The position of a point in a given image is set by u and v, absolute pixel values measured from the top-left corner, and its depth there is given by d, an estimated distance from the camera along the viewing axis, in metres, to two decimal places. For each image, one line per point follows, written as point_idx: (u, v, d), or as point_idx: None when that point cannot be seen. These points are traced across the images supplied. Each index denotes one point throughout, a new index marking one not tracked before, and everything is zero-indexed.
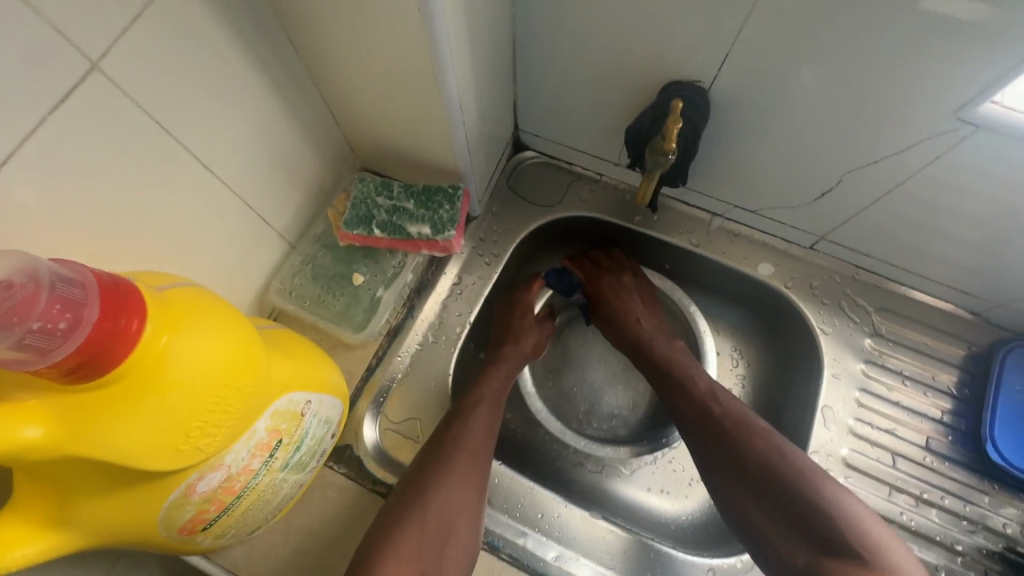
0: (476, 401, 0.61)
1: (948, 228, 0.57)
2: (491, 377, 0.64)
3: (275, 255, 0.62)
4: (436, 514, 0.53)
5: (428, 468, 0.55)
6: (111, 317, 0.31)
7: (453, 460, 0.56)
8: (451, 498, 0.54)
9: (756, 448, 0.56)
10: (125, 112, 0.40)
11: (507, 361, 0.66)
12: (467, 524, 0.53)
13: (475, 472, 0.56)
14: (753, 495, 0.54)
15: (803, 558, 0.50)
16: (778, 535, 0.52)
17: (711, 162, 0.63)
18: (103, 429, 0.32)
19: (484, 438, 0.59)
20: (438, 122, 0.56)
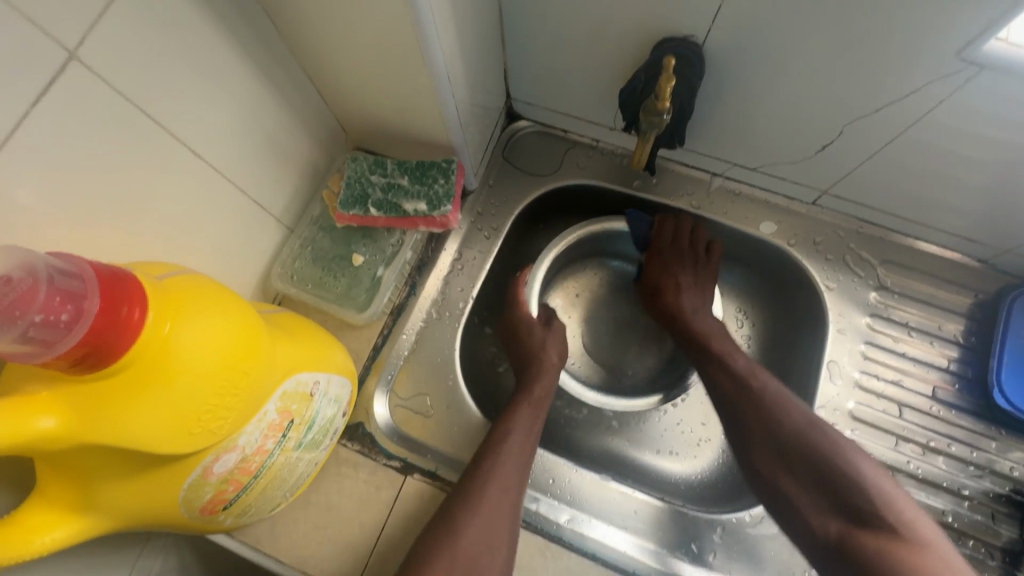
0: (509, 430, 0.60)
1: (954, 174, 0.56)
2: (522, 404, 0.63)
3: (274, 240, 0.62)
4: (468, 553, 0.51)
5: (460, 502, 0.54)
6: (112, 308, 0.31)
7: (485, 492, 0.55)
8: (481, 532, 0.52)
9: (793, 422, 0.56)
10: (109, 102, 0.40)
11: (538, 386, 0.65)
12: (498, 559, 0.52)
13: (509, 504, 0.55)
14: (807, 488, 0.53)
15: (834, 529, 0.50)
16: (811, 507, 0.52)
17: (709, 119, 0.62)
18: (116, 416, 0.33)
19: (518, 470, 0.57)
20: (427, 95, 0.55)
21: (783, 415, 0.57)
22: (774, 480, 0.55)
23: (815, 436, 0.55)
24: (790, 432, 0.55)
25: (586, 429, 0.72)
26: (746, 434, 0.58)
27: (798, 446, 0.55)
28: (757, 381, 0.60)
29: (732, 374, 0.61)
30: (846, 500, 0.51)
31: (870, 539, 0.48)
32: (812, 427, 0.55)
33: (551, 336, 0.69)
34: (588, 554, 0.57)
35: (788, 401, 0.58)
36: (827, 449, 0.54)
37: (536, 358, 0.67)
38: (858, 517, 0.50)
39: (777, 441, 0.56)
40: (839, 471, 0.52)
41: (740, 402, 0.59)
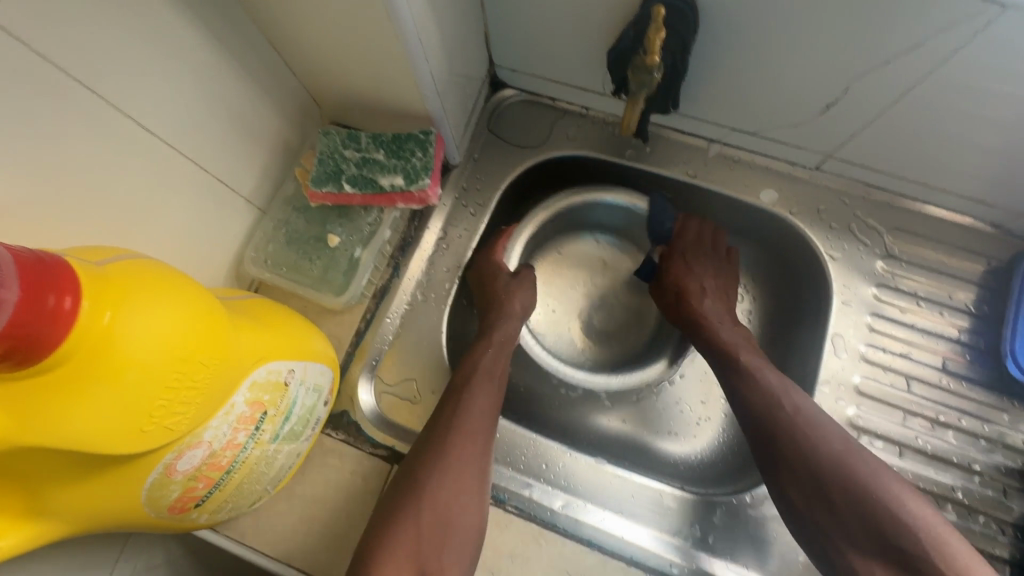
0: (469, 376, 0.57)
1: (972, 132, 0.52)
2: (482, 348, 0.61)
3: (245, 222, 0.58)
4: (435, 504, 0.50)
5: (423, 454, 0.52)
6: (36, 297, 0.28)
7: (448, 447, 0.52)
8: (449, 488, 0.51)
9: (829, 449, 0.50)
10: (40, 73, 0.35)
11: (498, 330, 0.62)
12: (469, 511, 0.51)
13: (475, 455, 0.53)
14: (847, 526, 0.48)
15: (857, 563, 0.47)
16: (837, 534, 0.48)
17: (706, 79, 0.57)
18: (55, 415, 0.30)
19: (483, 417, 0.55)
20: (399, 61, 0.50)
21: (817, 446, 0.50)
22: (810, 508, 0.49)
23: (861, 468, 0.49)
24: (829, 478, 0.49)
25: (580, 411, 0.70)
26: (775, 467, 0.52)
27: (836, 484, 0.49)
28: (788, 399, 0.54)
29: (756, 390, 0.55)
30: (880, 536, 0.46)
31: None
32: (851, 458, 0.49)
33: (517, 284, 0.66)
34: (585, 541, 0.55)
35: (824, 422, 0.52)
36: (873, 506, 0.47)
37: (500, 309, 0.64)
38: (905, 563, 0.45)
39: (816, 488, 0.49)
40: (886, 512, 0.46)
41: (761, 419, 0.53)
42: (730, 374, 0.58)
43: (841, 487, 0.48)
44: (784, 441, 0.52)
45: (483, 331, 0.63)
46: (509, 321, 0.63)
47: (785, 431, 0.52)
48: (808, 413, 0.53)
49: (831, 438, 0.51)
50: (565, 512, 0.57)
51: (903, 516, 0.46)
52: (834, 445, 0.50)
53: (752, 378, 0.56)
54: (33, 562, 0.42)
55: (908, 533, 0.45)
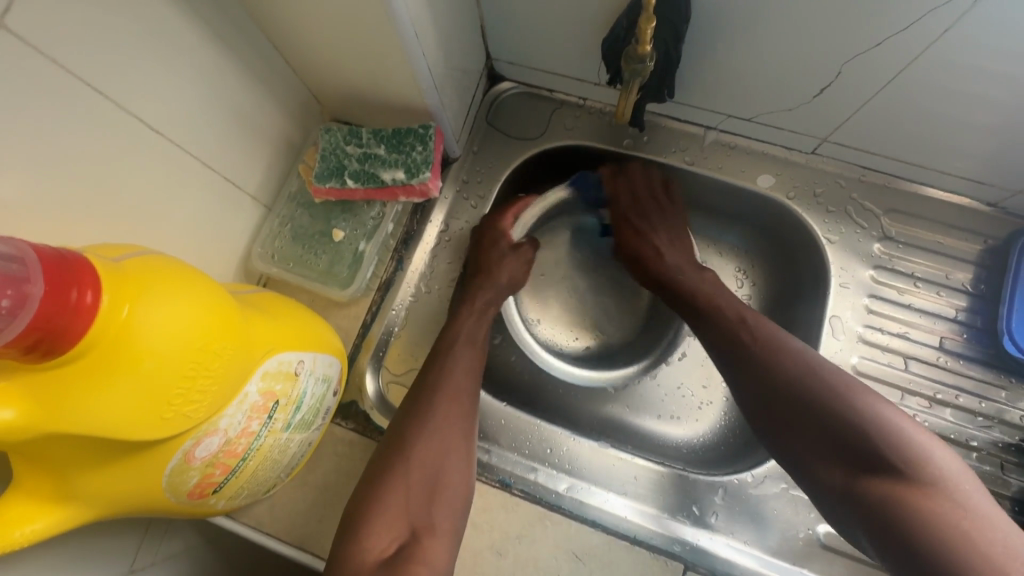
0: (450, 344, 0.59)
1: (964, 112, 0.52)
2: (466, 312, 0.62)
3: (252, 219, 0.60)
4: (421, 463, 0.51)
5: (408, 417, 0.54)
6: (59, 291, 0.30)
7: (432, 409, 0.54)
8: (435, 449, 0.52)
9: (786, 368, 0.51)
10: (52, 78, 0.37)
11: (482, 293, 0.63)
12: (455, 473, 0.52)
13: (457, 415, 0.54)
14: (813, 438, 0.48)
15: (840, 479, 0.46)
16: (816, 458, 0.48)
17: (700, 67, 0.58)
18: (81, 404, 0.32)
19: (466, 378, 0.57)
20: (396, 57, 0.51)
21: (779, 363, 0.51)
22: (778, 433, 0.50)
23: (815, 381, 0.49)
24: (788, 388, 0.50)
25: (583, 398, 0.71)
26: (746, 379, 0.53)
27: (801, 395, 0.49)
28: (748, 331, 0.55)
29: (719, 327, 0.57)
30: (852, 448, 0.46)
31: (878, 485, 0.44)
32: (813, 371, 0.50)
33: (510, 257, 0.65)
34: (590, 522, 0.56)
35: (783, 347, 0.52)
36: (834, 399, 0.48)
37: (483, 271, 0.64)
38: (871, 464, 0.45)
39: (781, 402, 0.50)
40: (844, 424, 0.47)
41: (728, 353, 0.55)
42: (696, 313, 0.60)
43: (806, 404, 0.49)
44: (751, 349, 0.53)
45: (467, 295, 0.64)
46: (497, 288, 0.64)
47: (750, 363, 0.53)
48: (765, 333, 0.54)
49: (789, 354, 0.52)
50: (569, 494, 0.59)
51: (864, 412, 0.46)
52: (794, 360, 0.51)
53: (716, 320, 0.57)
54: (62, 548, 0.44)
55: (870, 421, 0.46)
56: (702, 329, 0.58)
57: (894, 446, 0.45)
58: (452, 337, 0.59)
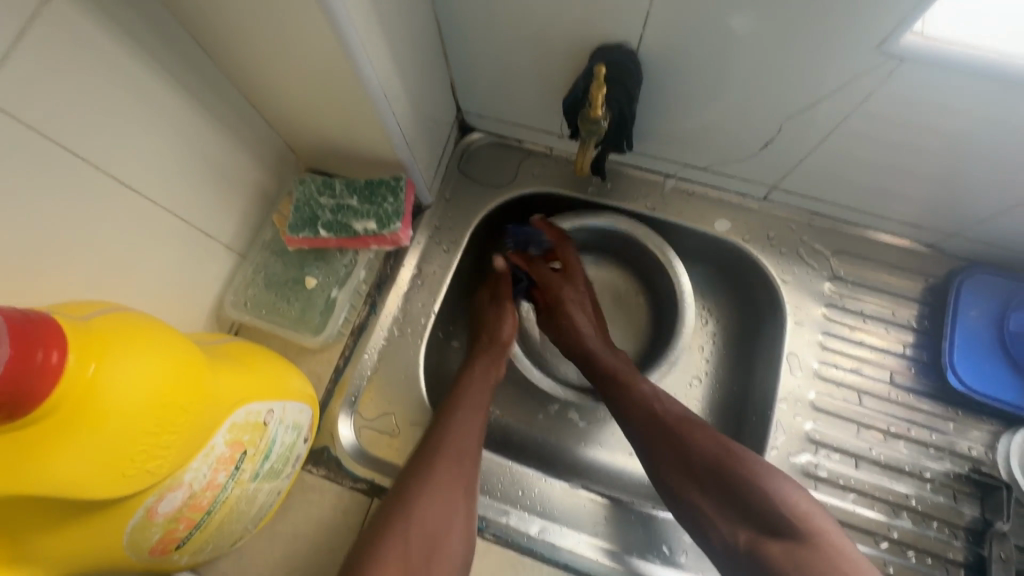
0: (456, 404, 0.59)
1: (897, 161, 0.57)
2: (472, 379, 0.62)
3: (225, 268, 0.61)
4: (421, 524, 0.51)
5: (411, 476, 0.53)
6: (25, 354, 0.30)
7: (436, 473, 0.53)
8: (437, 509, 0.52)
9: (697, 440, 0.55)
10: (28, 141, 0.38)
11: (487, 365, 0.64)
12: (456, 540, 0.52)
13: (459, 478, 0.54)
14: (722, 503, 0.52)
15: (745, 539, 0.50)
16: (723, 520, 0.52)
17: (655, 121, 0.62)
18: (41, 464, 0.32)
19: (469, 440, 0.56)
20: (368, 115, 0.54)
21: (684, 435, 0.56)
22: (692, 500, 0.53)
23: (720, 454, 0.54)
24: (704, 461, 0.54)
25: (555, 436, 0.72)
26: (657, 445, 0.57)
27: (702, 465, 0.54)
28: (661, 405, 0.59)
29: (636, 402, 0.59)
30: (759, 518, 0.50)
31: (778, 550, 0.48)
32: (727, 455, 0.53)
33: (506, 312, 0.68)
34: (561, 565, 0.56)
35: (692, 421, 0.57)
36: (724, 462, 0.53)
37: (488, 342, 0.66)
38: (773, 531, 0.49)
39: (686, 468, 0.54)
40: (737, 479, 0.52)
41: (647, 428, 0.58)
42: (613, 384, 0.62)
43: (708, 466, 0.53)
44: (670, 421, 0.57)
45: (469, 364, 0.64)
46: (499, 351, 0.65)
47: (665, 432, 0.57)
48: (678, 410, 0.58)
49: (697, 429, 0.56)
50: (541, 537, 0.59)
51: (761, 487, 0.51)
52: (695, 435, 0.55)
53: (629, 389, 0.60)
54: None
55: (764, 492, 0.51)
56: (614, 399, 0.61)
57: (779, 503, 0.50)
58: (456, 399, 0.59)
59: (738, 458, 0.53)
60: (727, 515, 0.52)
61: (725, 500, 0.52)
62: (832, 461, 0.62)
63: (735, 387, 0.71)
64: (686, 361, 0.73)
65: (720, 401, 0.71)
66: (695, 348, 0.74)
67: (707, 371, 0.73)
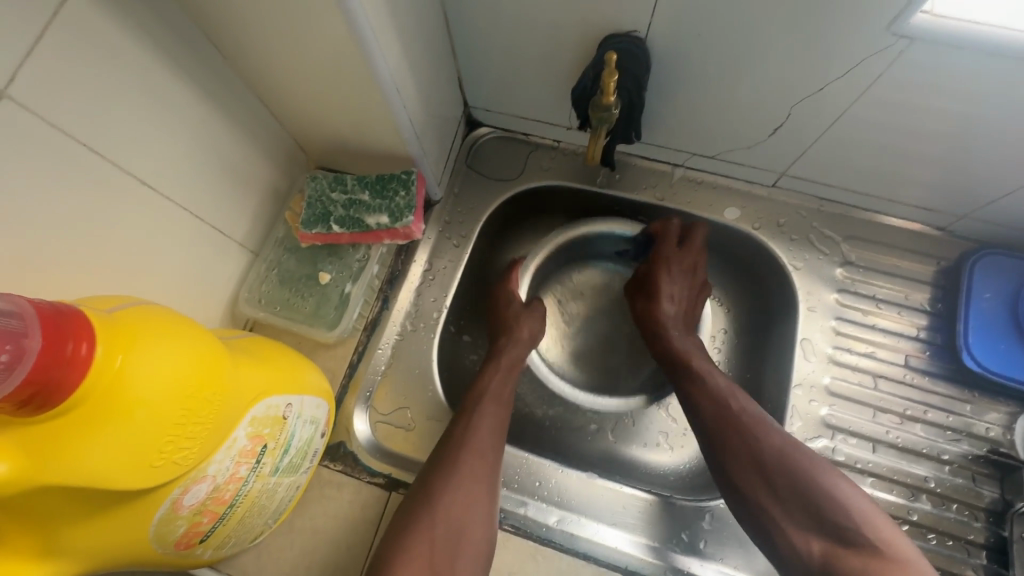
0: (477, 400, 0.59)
1: (909, 144, 0.57)
2: (492, 371, 0.63)
3: (238, 265, 0.61)
4: (445, 517, 0.51)
5: (436, 470, 0.54)
6: (56, 345, 0.30)
7: (459, 463, 0.54)
8: (462, 504, 0.52)
9: (767, 446, 0.53)
10: (47, 138, 0.39)
11: (509, 353, 0.64)
12: (478, 525, 0.52)
13: (484, 473, 0.54)
14: (795, 515, 0.50)
15: (818, 553, 0.48)
16: (794, 532, 0.50)
17: (663, 111, 0.63)
18: (71, 456, 0.32)
19: (492, 435, 0.57)
20: (379, 110, 0.55)
21: (758, 442, 0.53)
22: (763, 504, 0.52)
23: (798, 463, 0.52)
24: (772, 468, 0.52)
25: (569, 427, 0.72)
26: (727, 450, 0.55)
27: (777, 469, 0.52)
28: (736, 402, 0.57)
29: (709, 399, 0.58)
30: (832, 531, 0.48)
31: (853, 563, 0.46)
32: (801, 464, 0.52)
33: (528, 313, 0.68)
34: (581, 554, 0.57)
35: (768, 423, 0.55)
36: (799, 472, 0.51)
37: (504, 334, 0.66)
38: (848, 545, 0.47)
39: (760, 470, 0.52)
40: (815, 492, 0.50)
41: (716, 430, 0.56)
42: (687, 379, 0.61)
43: (780, 474, 0.52)
44: (742, 425, 0.55)
45: (493, 356, 0.65)
46: (519, 347, 0.65)
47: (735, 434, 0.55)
48: (753, 412, 0.56)
49: (770, 432, 0.54)
50: (560, 528, 0.59)
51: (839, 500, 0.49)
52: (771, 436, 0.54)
53: (705, 381, 0.59)
54: None
55: (844, 508, 0.49)
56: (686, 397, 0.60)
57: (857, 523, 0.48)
58: (481, 394, 0.60)
59: (816, 470, 0.51)
60: (800, 528, 0.50)
61: (799, 510, 0.50)
62: (848, 445, 0.62)
63: (748, 374, 0.71)
64: None
65: None
66: (708, 336, 0.74)
67: (720, 359, 0.73)
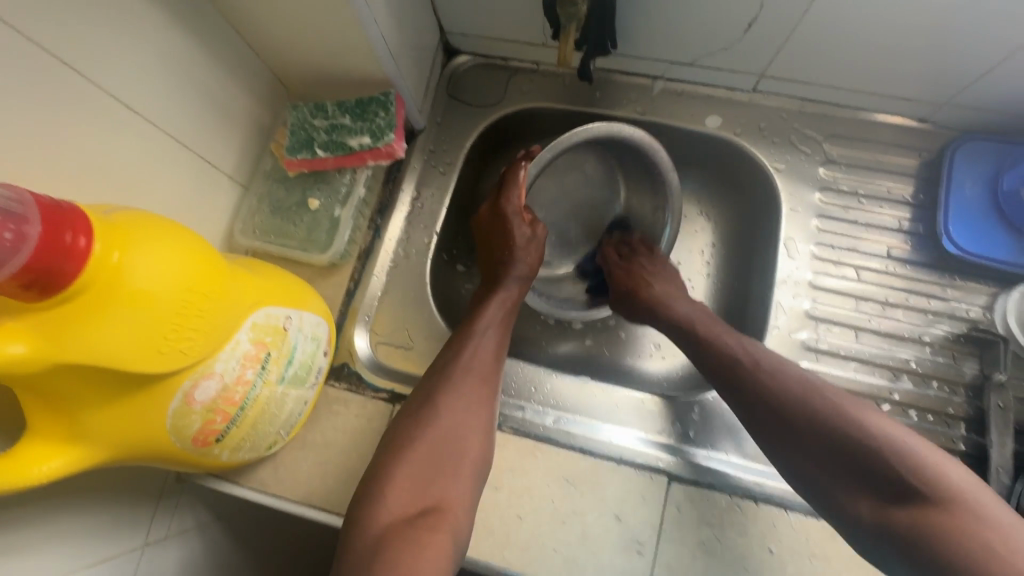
0: (475, 328, 0.58)
1: (887, 28, 0.56)
2: (490, 301, 0.61)
3: (230, 199, 0.63)
4: (444, 434, 0.51)
5: (432, 390, 0.54)
6: (55, 233, 0.33)
7: (455, 384, 0.54)
8: (459, 423, 0.52)
9: (774, 385, 0.52)
10: (33, 57, 0.40)
11: (511, 285, 0.63)
12: (475, 445, 0.52)
13: (481, 398, 0.54)
14: (832, 467, 0.48)
15: (870, 512, 0.46)
16: (842, 490, 0.47)
17: (637, 16, 0.62)
18: (83, 340, 0.35)
19: (487, 362, 0.57)
20: (354, 31, 0.55)
21: (766, 381, 0.53)
22: (796, 460, 0.50)
23: (833, 414, 0.49)
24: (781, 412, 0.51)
25: (562, 343, 0.75)
26: (739, 395, 0.54)
27: (796, 415, 0.50)
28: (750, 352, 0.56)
29: (722, 351, 0.57)
30: (886, 483, 0.45)
31: (906, 516, 0.44)
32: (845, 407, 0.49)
33: (528, 240, 0.64)
34: (577, 448, 0.60)
35: (778, 364, 0.54)
36: (817, 420, 0.49)
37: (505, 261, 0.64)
38: (894, 495, 0.45)
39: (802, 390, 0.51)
40: (851, 437, 0.47)
41: (733, 380, 0.55)
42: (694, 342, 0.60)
43: (808, 417, 0.50)
44: (748, 373, 0.54)
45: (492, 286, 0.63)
46: (522, 273, 0.64)
47: (744, 386, 0.54)
48: (767, 359, 0.55)
49: (766, 368, 0.54)
50: (556, 426, 0.63)
51: (878, 435, 0.47)
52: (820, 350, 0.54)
53: (718, 348, 0.58)
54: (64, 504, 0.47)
55: (885, 450, 0.46)
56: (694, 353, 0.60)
57: (897, 466, 0.45)
58: (479, 321, 0.59)
59: (846, 403, 0.50)
60: (842, 481, 0.47)
61: (837, 455, 0.48)
62: (832, 334, 0.64)
63: (737, 282, 0.72)
64: (687, 266, 0.76)
65: (722, 297, 0.73)
66: (695, 251, 0.76)
67: (708, 273, 0.76)
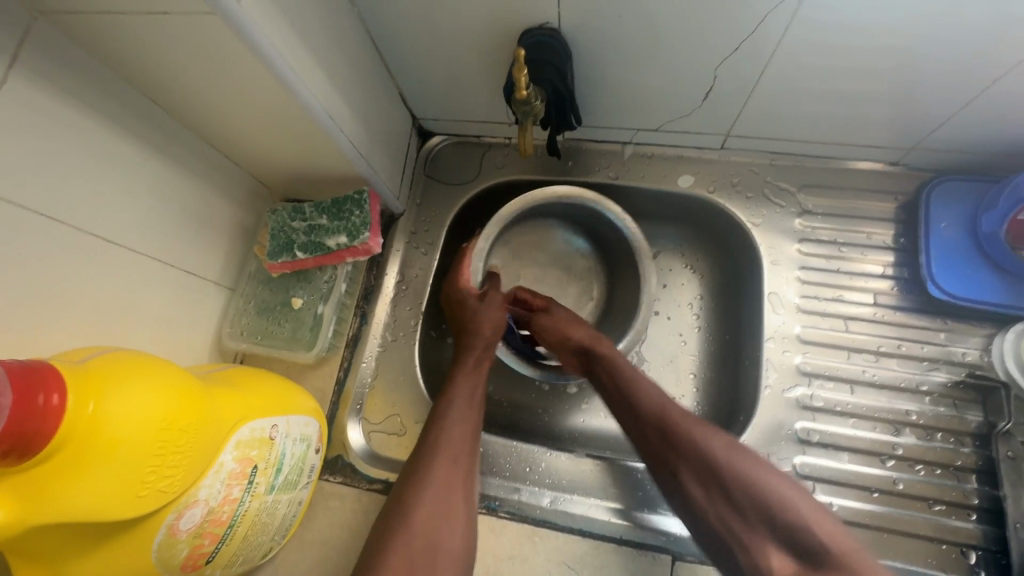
0: (448, 406, 0.58)
1: (841, 89, 0.57)
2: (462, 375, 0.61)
3: (218, 303, 0.65)
4: (423, 531, 0.49)
5: (410, 482, 0.52)
6: (27, 399, 0.34)
7: (433, 470, 0.53)
8: (437, 513, 0.51)
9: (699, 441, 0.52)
10: (15, 217, 0.42)
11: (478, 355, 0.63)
12: (455, 539, 0.50)
13: (457, 483, 0.53)
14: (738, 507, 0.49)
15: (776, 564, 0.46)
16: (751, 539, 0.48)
17: (596, 93, 0.64)
18: (60, 496, 0.35)
19: (464, 440, 0.56)
20: (321, 139, 0.57)
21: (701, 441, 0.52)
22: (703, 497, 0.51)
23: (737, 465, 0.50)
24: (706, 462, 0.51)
25: (558, 413, 0.73)
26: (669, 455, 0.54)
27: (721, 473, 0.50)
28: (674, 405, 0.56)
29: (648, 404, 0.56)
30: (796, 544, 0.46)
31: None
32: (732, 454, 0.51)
33: (486, 308, 0.66)
34: (577, 531, 0.59)
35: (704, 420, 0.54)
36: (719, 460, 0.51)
37: (471, 333, 0.64)
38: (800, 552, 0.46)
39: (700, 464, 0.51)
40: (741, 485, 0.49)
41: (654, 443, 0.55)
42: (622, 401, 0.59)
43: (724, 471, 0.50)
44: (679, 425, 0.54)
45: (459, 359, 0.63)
46: (485, 341, 0.64)
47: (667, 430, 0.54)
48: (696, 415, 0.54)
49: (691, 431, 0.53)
50: (553, 508, 0.61)
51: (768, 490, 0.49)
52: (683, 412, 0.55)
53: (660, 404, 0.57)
54: None
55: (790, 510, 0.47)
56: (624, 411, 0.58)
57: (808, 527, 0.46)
58: (450, 398, 0.58)
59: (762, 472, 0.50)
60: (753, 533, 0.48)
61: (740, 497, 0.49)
62: (826, 390, 0.63)
63: (728, 336, 0.71)
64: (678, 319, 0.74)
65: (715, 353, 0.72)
66: (685, 305, 0.74)
67: (699, 326, 0.73)
